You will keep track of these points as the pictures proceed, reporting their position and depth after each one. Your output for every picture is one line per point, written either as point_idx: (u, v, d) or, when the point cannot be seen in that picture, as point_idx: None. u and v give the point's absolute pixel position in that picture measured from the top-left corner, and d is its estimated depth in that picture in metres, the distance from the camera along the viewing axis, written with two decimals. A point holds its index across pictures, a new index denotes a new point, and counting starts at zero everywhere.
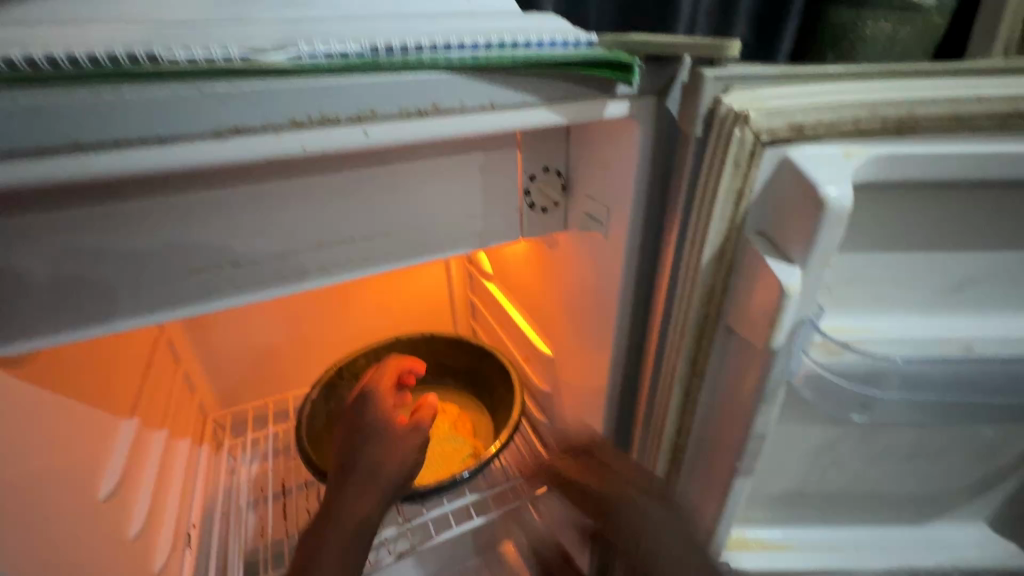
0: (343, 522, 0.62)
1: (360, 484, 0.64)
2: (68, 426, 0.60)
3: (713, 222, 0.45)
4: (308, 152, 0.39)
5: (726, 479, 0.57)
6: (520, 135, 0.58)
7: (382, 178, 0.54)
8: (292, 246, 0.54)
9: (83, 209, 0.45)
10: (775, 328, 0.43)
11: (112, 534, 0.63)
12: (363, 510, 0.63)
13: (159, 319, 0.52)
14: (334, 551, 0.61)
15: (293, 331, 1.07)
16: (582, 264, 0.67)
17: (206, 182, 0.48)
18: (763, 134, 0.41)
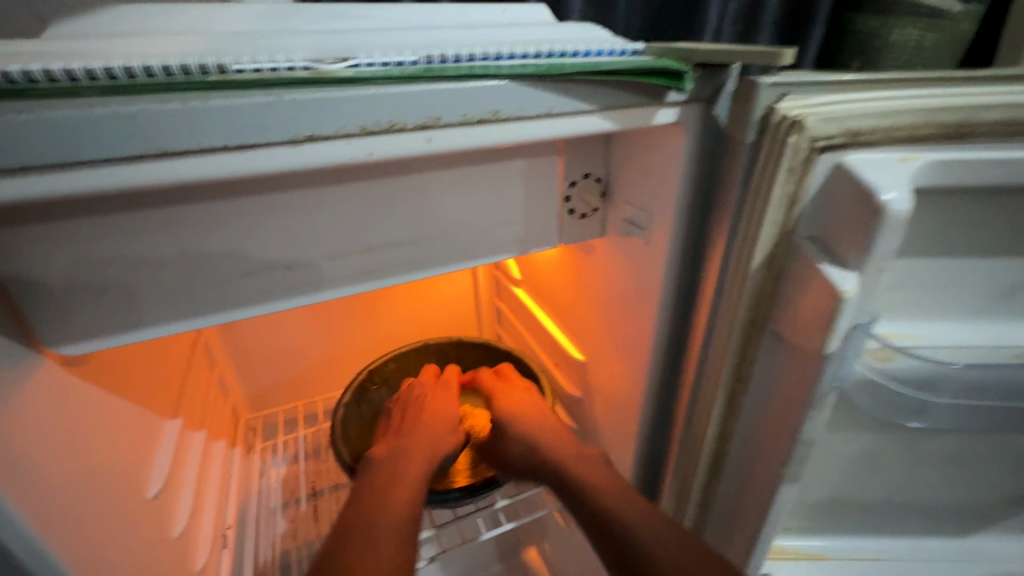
0: (398, 499, 0.62)
1: (411, 468, 0.66)
2: (120, 425, 0.62)
3: (764, 227, 0.46)
4: (374, 159, 0.41)
5: (770, 485, 0.57)
6: (562, 142, 0.59)
7: (429, 184, 0.55)
8: (341, 250, 0.55)
9: (149, 213, 0.47)
10: (830, 332, 0.43)
11: (159, 532, 0.64)
12: (416, 490, 0.64)
13: (215, 320, 0.53)
14: (390, 526, 0.58)
15: (323, 336, 1.08)
16: (620, 270, 0.67)
17: (264, 188, 0.49)
18: (818, 139, 0.41)
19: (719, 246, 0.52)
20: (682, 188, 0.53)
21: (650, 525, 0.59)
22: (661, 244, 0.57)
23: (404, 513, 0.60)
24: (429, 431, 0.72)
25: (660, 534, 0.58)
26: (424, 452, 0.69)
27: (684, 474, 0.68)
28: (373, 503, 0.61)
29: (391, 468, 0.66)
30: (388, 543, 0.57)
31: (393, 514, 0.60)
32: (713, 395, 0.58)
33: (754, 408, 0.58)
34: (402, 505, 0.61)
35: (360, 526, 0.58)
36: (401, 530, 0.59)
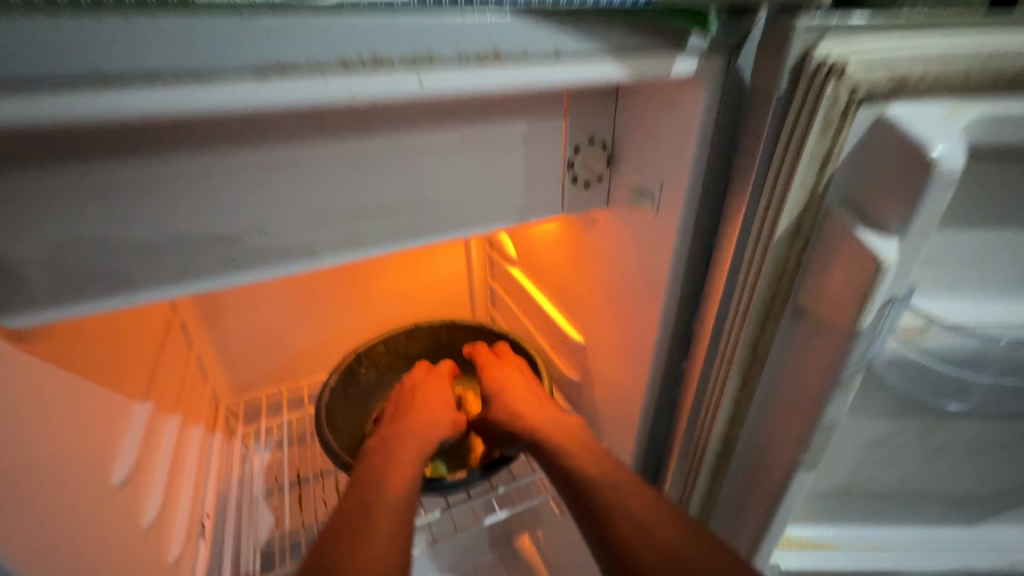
0: (397, 480, 0.58)
1: (406, 452, 0.63)
2: (82, 408, 0.57)
3: (792, 192, 0.41)
4: (359, 102, 0.35)
5: (785, 471, 0.54)
6: (567, 100, 0.53)
7: (420, 143, 0.50)
8: (322, 216, 0.50)
9: (99, 166, 0.41)
10: (865, 306, 0.40)
11: (126, 524, 0.60)
12: (415, 471, 0.60)
13: (183, 291, 0.48)
14: (392, 507, 0.54)
15: (308, 316, 1.03)
16: (625, 245, 0.63)
17: (234, 141, 0.44)
18: (860, 89, 0.36)
19: (738, 214, 0.48)
20: (699, 150, 0.48)
21: (624, 509, 0.53)
22: (672, 214, 0.53)
23: (404, 492, 0.56)
24: (423, 419, 0.70)
25: (635, 518, 0.51)
26: (420, 436, 0.66)
27: (690, 460, 0.64)
28: (372, 486, 0.56)
29: (385, 453, 0.62)
30: (389, 521, 0.52)
31: (391, 495, 0.55)
32: (726, 377, 0.54)
33: (769, 391, 0.54)
34: (402, 486, 0.57)
35: (362, 508, 0.53)
36: (402, 511, 0.54)
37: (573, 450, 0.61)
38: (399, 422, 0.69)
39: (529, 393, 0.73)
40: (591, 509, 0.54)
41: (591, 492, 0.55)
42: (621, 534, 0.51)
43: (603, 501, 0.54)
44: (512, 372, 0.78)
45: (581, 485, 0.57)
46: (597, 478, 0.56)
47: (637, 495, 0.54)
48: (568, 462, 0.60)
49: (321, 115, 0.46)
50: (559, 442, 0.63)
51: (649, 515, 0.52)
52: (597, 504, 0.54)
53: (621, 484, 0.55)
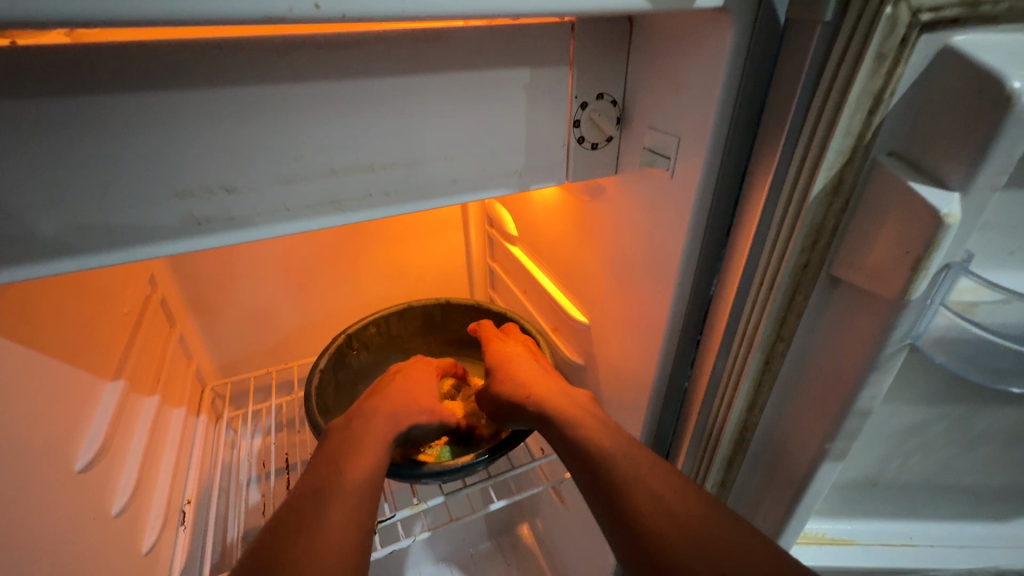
0: (359, 463, 0.53)
1: (375, 432, 0.58)
2: (39, 385, 0.52)
3: (835, 140, 0.36)
4: (325, 15, 0.30)
5: (811, 459, 0.50)
6: (574, 48, 0.48)
7: (407, 91, 0.45)
8: (298, 172, 0.44)
9: (34, 102, 0.35)
10: (917, 273, 0.35)
11: (89, 510, 0.55)
12: (380, 453, 0.55)
13: (143, 255, 0.43)
14: (352, 494, 0.49)
15: (297, 296, 0.98)
16: (635, 214, 0.57)
17: (192, 80, 0.38)
18: (923, 11, 0.31)
19: (767, 174, 0.43)
20: (722, 101, 0.42)
21: (647, 487, 0.47)
22: (690, 176, 0.47)
23: (366, 477, 0.51)
24: (399, 397, 0.64)
25: (660, 497, 0.46)
26: (389, 413, 0.61)
27: (702, 449, 0.60)
28: (333, 469, 0.52)
29: (353, 433, 0.57)
30: (349, 510, 0.47)
31: (353, 481, 0.50)
32: (745, 357, 0.49)
33: (795, 373, 0.49)
34: (364, 470, 0.52)
35: (319, 494, 0.49)
36: (363, 497, 0.49)
37: (586, 426, 0.56)
38: (370, 399, 0.64)
39: (533, 365, 0.68)
40: (609, 487, 0.49)
41: (604, 470, 0.51)
42: (643, 514, 0.46)
43: (618, 479, 0.49)
44: (518, 349, 0.72)
45: (596, 462, 0.52)
46: (617, 453, 0.51)
47: (660, 474, 0.49)
48: (579, 438, 0.55)
49: (295, 53, 0.40)
50: (570, 414, 0.59)
51: (675, 495, 0.46)
52: (616, 482, 0.49)
53: (642, 461, 0.50)
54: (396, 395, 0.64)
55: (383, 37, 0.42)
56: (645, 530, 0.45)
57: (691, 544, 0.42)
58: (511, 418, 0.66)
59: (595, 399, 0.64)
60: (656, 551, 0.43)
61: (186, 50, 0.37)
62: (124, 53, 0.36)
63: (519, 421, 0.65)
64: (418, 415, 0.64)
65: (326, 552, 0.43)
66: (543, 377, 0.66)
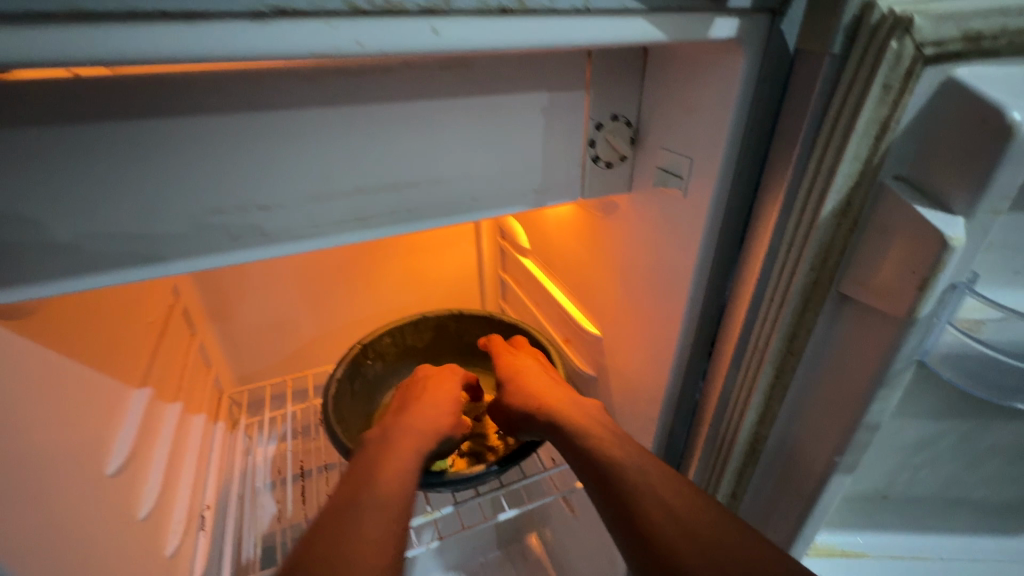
0: (390, 476, 0.54)
1: (405, 447, 0.59)
2: (73, 390, 0.54)
3: (843, 164, 0.38)
4: (366, 51, 0.32)
5: (821, 471, 0.51)
6: (590, 73, 0.50)
7: (432, 114, 0.47)
8: (327, 190, 0.47)
9: (88, 126, 0.37)
10: (925, 292, 0.37)
11: (118, 514, 0.57)
12: (411, 468, 0.57)
13: (179, 268, 0.45)
14: (379, 505, 0.50)
15: (313, 305, 1.00)
16: (648, 231, 0.59)
17: (233, 106, 0.41)
18: (927, 45, 0.33)
19: (777, 194, 0.44)
20: (733, 125, 0.44)
21: (655, 496, 0.49)
22: (702, 194, 0.49)
23: (398, 491, 0.53)
24: (426, 413, 0.66)
25: (668, 506, 0.47)
26: (423, 433, 0.62)
27: (714, 460, 0.61)
28: (364, 482, 0.53)
29: (383, 447, 0.59)
30: (379, 522, 0.49)
31: (383, 493, 0.52)
32: (757, 370, 0.50)
33: (805, 387, 0.50)
34: (394, 483, 0.53)
35: (348, 506, 0.50)
36: (395, 510, 0.51)
37: (600, 437, 0.57)
38: (402, 415, 0.65)
39: (546, 376, 0.70)
40: (619, 496, 0.50)
41: (617, 479, 0.52)
42: (653, 523, 0.47)
43: (630, 487, 0.50)
44: (528, 360, 0.74)
45: (606, 472, 0.53)
46: (626, 462, 0.53)
47: (668, 483, 0.50)
48: (590, 448, 0.56)
49: (328, 79, 0.42)
50: (584, 424, 0.60)
51: (682, 503, 0.48)
52: (626, 491, 0.50)
53: (649, 470, 0.51)
54: (420, 411, 0.66)
55: (410, 63, 0.44)
56: (655, 538, 0.46)
57: (700, 552, 0.44)
58: (524, 426, 0.66)
59: (604, 407, 0.66)
60: (667, 561, 0.44)
61: (228, 77, 0.40)
62: (172, 80, 0.38)
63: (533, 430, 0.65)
64: (448, 432, 0.65)
65: (358, 566, 0.44)
66: (563, 390, 0.67)
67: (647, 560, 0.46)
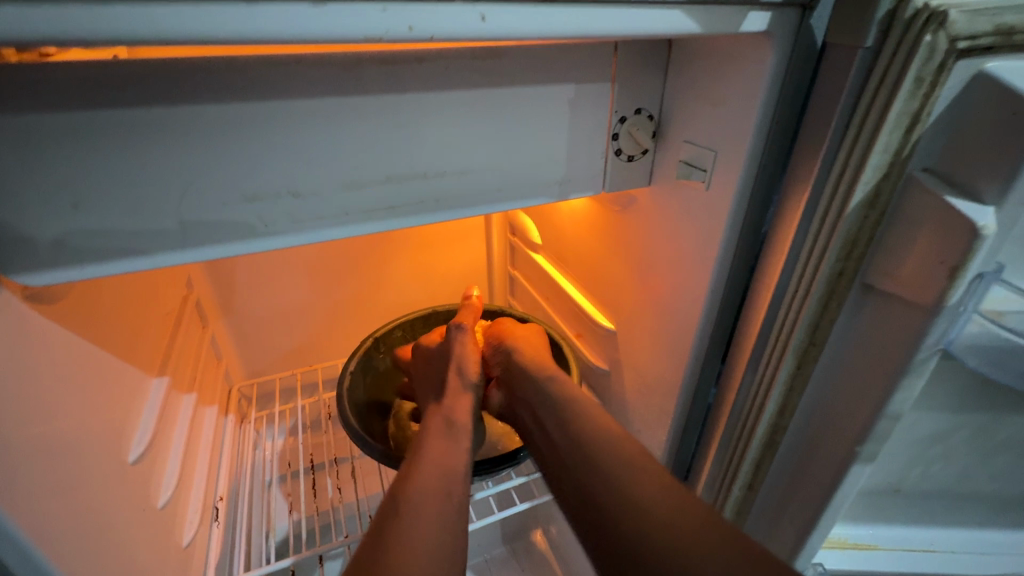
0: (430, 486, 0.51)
1: (457, 447, 0.57)
2: (95, 377, 0.54)
3: (873, 156, 0.38)
4: (416, 36, 0.33)
5: (842, 459, 0.51)
6: (615, 67, 0.51)
7: (462, 104, 0.47)
8: (358, 177, 0.47)
9: (130, 110, 0.38)
10: (955, 281, 0.37)
11: (138, 502, 0.57)
12: (451, 470, 0.54)
13: (210, 254, 0.45)
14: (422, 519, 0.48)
15: (323, 298, 1.00)
16: (667, 225, 0.59)
17: (271, 91, 0.41)
18: (960, 39, 0.34)
19: (803, 187, 0.45)
20: (760, 117, 0.45)
21: (639, 491, 0.47)
22: (726, 187, 0.49)
23: (440, 491, 0.51)
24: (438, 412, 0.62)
25: (654, 500, 0.46)
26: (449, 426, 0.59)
27: (730, 452, 0.61)
28: (410, 496, 0.50)
29: (427, 450, 0.56)
30: (430, 540, 0.46)
31: (428, 507, 0.49)
32: (778, 362, 0.51)
33: (825, 378, 0.51)
34: (435, 487, 0.51)
35: (387, 528, 0.47)
36: (447, 528, 0.48)
37: (596, 420, 0.55)
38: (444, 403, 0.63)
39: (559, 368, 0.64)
40: (593, 485, 0.49)
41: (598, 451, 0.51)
42: (627, 521, 0.45)
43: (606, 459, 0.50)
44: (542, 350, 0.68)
45: (586, 457, 0.51)
46: (618, 454, 0.50)
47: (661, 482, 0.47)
48: (575, 430, 0.54)
49: (363, 67, 0.43)
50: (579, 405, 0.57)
51: (673, 499, 0.46)
52: (603, 481, 0.49)
53: (638, 466, 0.49)
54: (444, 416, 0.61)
55: (445, 54, 0.45)
56: (624, 523, 0.45)
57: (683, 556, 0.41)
58: (501, 357, 0.69)
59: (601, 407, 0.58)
60: (627, 532, 0.45)
61: (267, 63, 0.40)
62: (213, 65, 0.39)
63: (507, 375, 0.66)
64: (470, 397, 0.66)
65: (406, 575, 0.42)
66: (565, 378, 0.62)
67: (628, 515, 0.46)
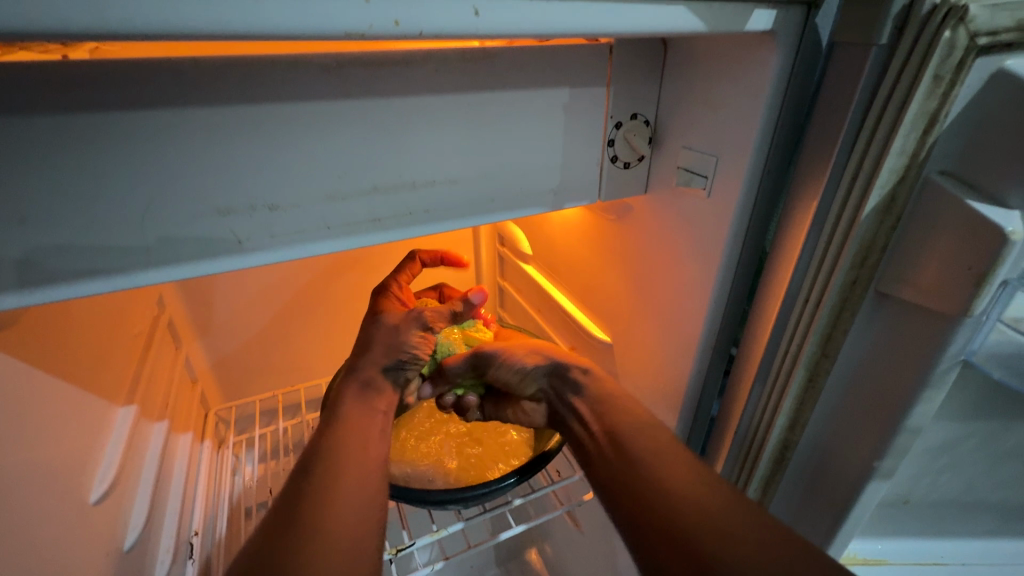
0: (355, 443, 0.51)
1: (372, 414, 0.56)
2: (51, 411, 0.49)
3: (889, 157, 0.37)
4: (403, 32, 0.30)
5: (859, 474, 0.49)
6: (611, 70, 0.48)
7: (451, 109, 0.44)
8: (340, 189, 0.44)
9: (85, 118, 0.34)
10: (982, 287, 0.36)
11: (102, 545, 0.52)
12: (374, 435, 0.54)
13: (181, 273, 0.41)
14: (344, 468, 0.48)
15: (304, 315, 0.96)
16: (664, 235, 0.57)
17: (243, 96, 0.38)
18: (981, 35, 0.32)
19: (813, 193, 0.43)
20: (764, 121, 0.43)
21: (664, 467, 0.47)
22: (729, 195, 0.47)
23: (366, 451, 0.51)
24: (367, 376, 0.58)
25: (676, 470, 0.47)
26: (369, 393, 0.57)
27: (738, 469, 0.58)
28: (322, 481, 0.46)
29: (339, 418, 0.54)
30: (352, 495, 0.46)
31: (347, 469, 0.48)
32: (788, 375, 0.49)
33: (838, 391, 0.49)
34: (360, 440, 0.52)
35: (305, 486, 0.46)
36: (370, 487, 0.48)
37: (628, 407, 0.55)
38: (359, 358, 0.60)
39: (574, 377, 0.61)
40: (631, 454, 0.50)
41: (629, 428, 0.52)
42: (661, 500, 0.44)
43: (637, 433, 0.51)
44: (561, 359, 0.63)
45: (615, 443, 0.52)
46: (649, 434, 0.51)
47: (682, 461, 0.48)
48: (611, 419, 0.54)
49: (348, 69, 0.40)
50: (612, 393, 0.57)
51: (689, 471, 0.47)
52: (635, 453, 0.49)
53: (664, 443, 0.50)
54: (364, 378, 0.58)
55: (432, 55, 0.42)
56: (653, 485, 0.46)
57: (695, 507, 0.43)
58: (531, 378, 0.63)
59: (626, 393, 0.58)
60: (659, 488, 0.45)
61: (239, 65, 0.37)
62: (178, 68, 0.35)
63: (558, 385, 0.62)
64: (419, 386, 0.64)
65: (322, 518, 0.42)
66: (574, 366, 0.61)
67: (650, 478, 0.47)
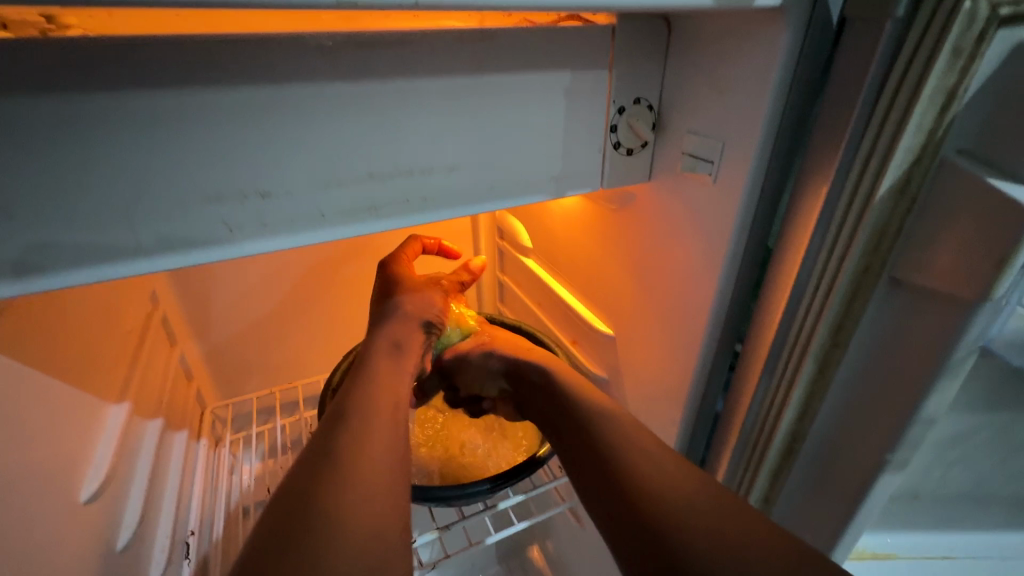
0: (383, 399, 0.47)
1: (400, 377, 0.51)
2: (39, 408, 0.47)
3: (906, 135, 0.35)
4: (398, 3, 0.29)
5: (871, 466, 0.48)
6: (614, 53, 0.47)
7: (448, 92, 0.43)
8: (334, 175, 0.42)
9: (65, 99, 0.32)
10: (1004, 270, 0.34)
11: (95, 545, 0.51)
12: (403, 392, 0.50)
13: (170, 264, 0.40)
14: (372, 425, 0.44)
15: (300, 311, 0.94)
16: (668, 222, 0.55)
17: (232, 77, 0.36)
18: (1002, 5, 0.31)
19: (825, 176, 0.41)
20: (773, 102, 0.41)
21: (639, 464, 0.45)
22: (735, 180, 0.46)
23: (395, 409, 0.47)
24: (394, 336, 0.54)
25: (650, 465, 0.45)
26: (397, 351, 0.53)
27: (746, 463, 0.57)
28: (349, 434, 0.43)
29: (368, 370, 0.50)
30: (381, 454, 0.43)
31: (376, 425, 0.45)
32: (798, 365, 0.47)
33: (849, 381, 0.47)
34: (389, 395, 0.48)
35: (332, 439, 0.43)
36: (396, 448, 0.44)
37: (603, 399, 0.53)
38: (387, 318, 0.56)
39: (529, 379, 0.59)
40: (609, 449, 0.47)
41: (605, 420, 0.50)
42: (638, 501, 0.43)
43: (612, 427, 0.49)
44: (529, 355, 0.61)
45: (592, 437, 0.49)
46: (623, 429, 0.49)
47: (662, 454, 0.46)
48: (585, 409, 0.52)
49: (341, 50, 0.38)
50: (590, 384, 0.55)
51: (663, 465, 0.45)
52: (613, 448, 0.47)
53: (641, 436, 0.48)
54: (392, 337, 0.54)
55: (429, 35, 0.40)
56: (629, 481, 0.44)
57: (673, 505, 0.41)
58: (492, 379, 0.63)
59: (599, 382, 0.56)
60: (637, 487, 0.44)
61: (227, 44, 0.35)
62: (163, 47, 0.34)
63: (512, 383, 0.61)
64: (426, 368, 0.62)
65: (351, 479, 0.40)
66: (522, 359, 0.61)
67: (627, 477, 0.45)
